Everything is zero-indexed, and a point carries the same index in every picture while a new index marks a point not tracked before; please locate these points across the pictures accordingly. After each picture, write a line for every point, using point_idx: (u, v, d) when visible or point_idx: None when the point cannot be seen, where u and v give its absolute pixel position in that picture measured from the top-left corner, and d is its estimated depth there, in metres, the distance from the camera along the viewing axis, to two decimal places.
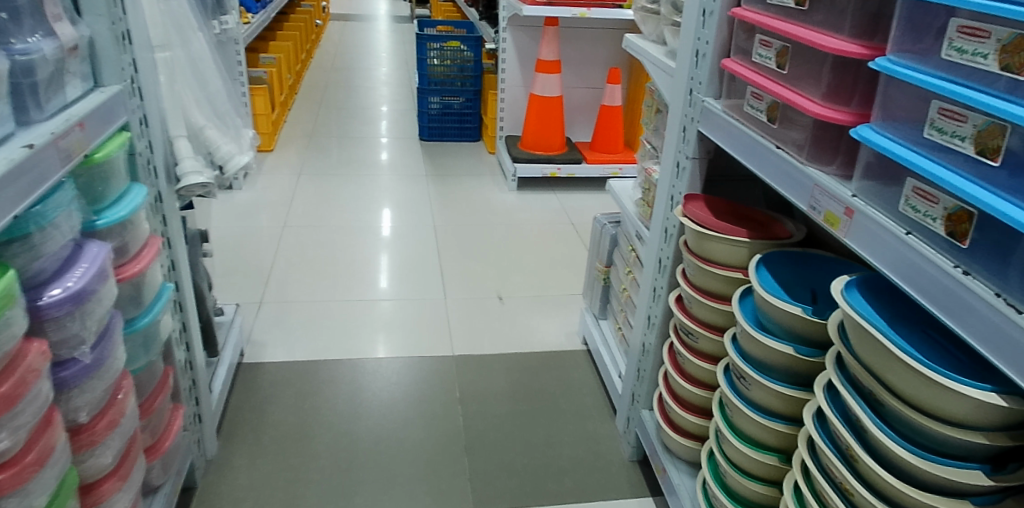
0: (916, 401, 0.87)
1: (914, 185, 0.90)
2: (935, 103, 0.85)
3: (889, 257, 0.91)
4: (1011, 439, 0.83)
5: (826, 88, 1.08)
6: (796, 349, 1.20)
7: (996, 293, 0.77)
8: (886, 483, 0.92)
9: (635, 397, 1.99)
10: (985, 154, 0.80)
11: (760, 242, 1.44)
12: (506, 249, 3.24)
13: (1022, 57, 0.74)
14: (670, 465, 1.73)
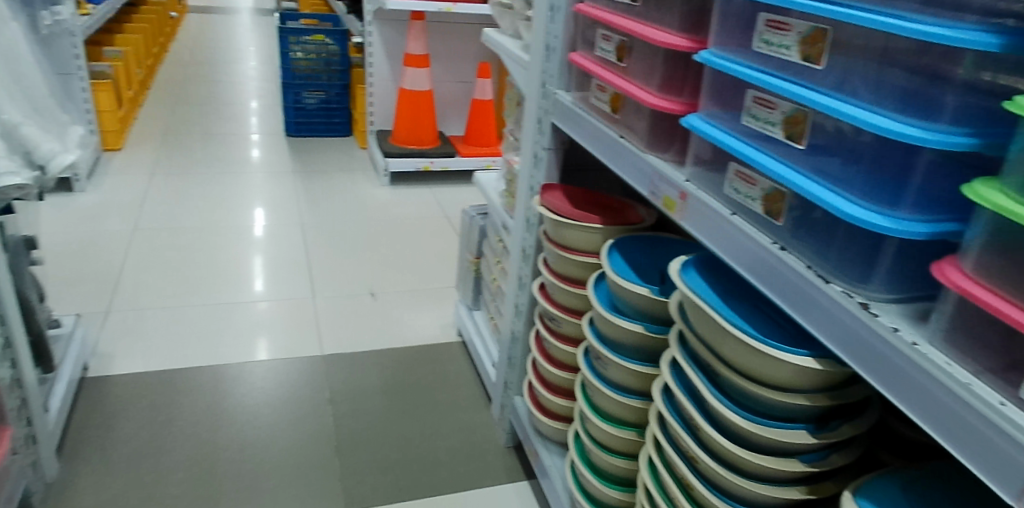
0: (747, 370, 0.94)
1: (736, 168, 0.96)
2: (751, 92, 0.91)
3: (718, 237, 0.97)
4: (830, 399, 0.91)
5: (660, 80, 1.14)
6: (646, 326, 1.27)
7: (807, 266, 0.84)
8: (726, 449, 0.98)
9: (508, 384, 2.02)
10: (793, 139, 0.86)
11: (613, 228, 1.50)
12: (379, 244, 3.20)
13: (819, 48, 0.81)
14: (542, 448, 1.77)
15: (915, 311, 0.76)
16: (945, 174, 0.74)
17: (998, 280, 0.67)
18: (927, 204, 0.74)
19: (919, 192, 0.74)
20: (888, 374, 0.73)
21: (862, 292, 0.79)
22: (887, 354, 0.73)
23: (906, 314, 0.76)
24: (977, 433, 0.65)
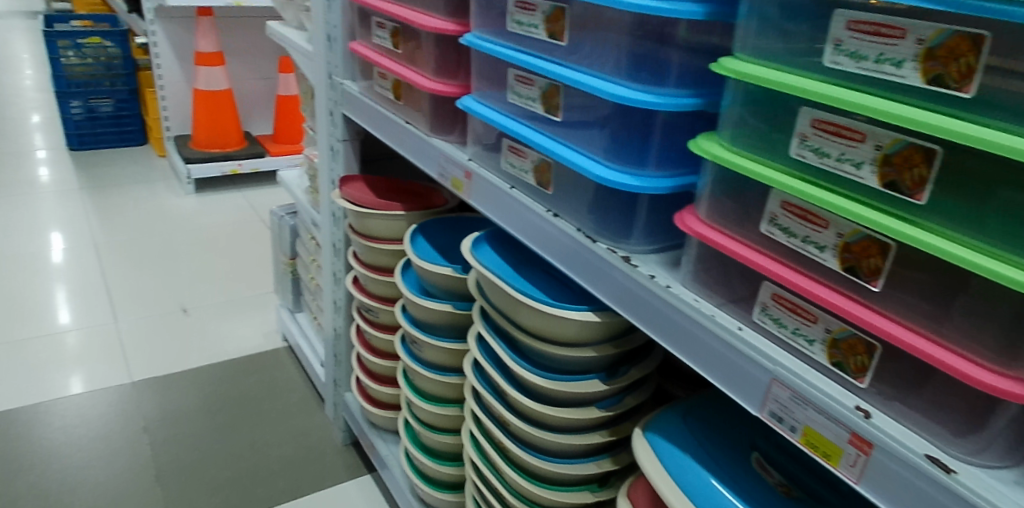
0: (539, 331, 1.01)
1: (508, 143, 1.01)
2: (512, 71, 0.97)
3: (501, 211, 1.03)
4: (615, 348, 0.99)
5: (435, 64, 1.18)
6: (454, 305, 1.30)
7: (576, 229, 0.90)
8: (531, 408, 1.05)
9: (338, 382, 1.99)
10: (551, 112, 0.92)
11: (416, 213, 1.51)
12: (188, 256, 3.01)
13: (560, 26, 0.87)
14: (377, 439, 1.77)
15: (670, 258, 0.85)
16: (679, 132, 0.84)
17: (724, 220, 0.75)
18: (669, 160, 0.84)
19: (660, 149, 0.83)
20: (653, 318, 0.81)
21: (625, 246, 0.87)
22: (627, 284, 0.84)
23: (663, 262, 0.84)
24: (724, 358, 0.73)
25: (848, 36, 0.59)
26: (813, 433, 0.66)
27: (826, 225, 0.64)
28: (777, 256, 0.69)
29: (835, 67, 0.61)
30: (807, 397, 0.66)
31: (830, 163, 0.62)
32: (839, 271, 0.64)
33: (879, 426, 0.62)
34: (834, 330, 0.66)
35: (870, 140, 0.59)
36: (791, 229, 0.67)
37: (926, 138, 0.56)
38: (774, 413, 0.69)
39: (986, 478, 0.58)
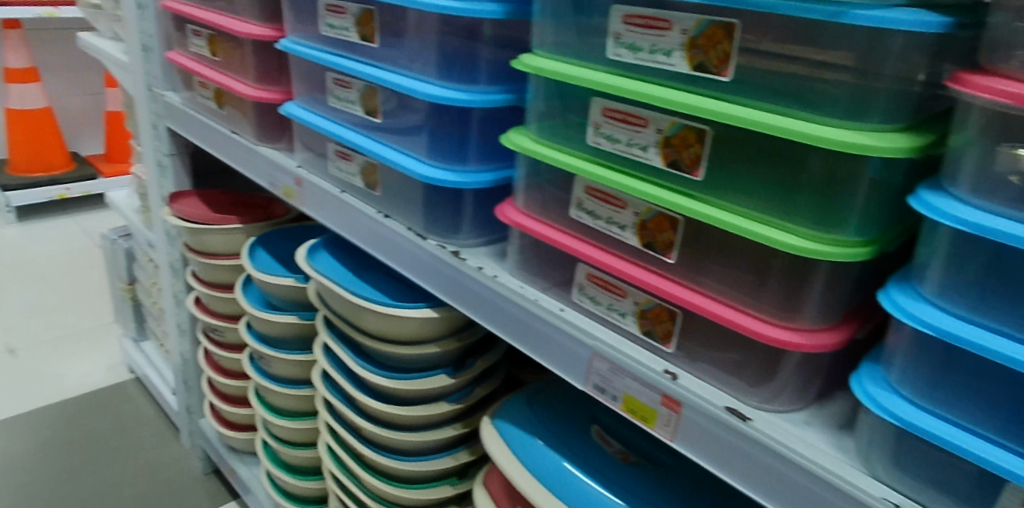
0: (382, 333, 1.01)
1: (334, 147, 1.00)
2: (331, 75, 0.97)
3: (333, 216, 1.02)
4: (458, 341, 1.01)
5: (256, 72, 1.15)
6: (299, 315, 1.27)
7: (407, 228, 0.91)
8: (382, 411, 1.05)
9: (191, 409, 1.89)
10: (371, 114, 0.93)
11: (254, 224, 1.46)
12: (13, 291, 2.75)
13: (370, 28, 0.89)
14: (238, 463, 1.70)
15: (498, 249, 0.88)
16: (494, 127, 0.87)
17: (540, 209, 0.78)
18: (489, 154, 0.88)
19: (479, 145, 0.86)
20: (485, 309, 0.84)
21: (454, 242, 0.89)
22: (459, 278, 0.86)
23: (491, 254, 0.87)
24: (551, 339, 0.77)
25: (625, 30, 0.64)
26: (632, 400, 0.71)
27: (624, 206, 0.69)
28: (588, 238, 0.74)
29: (617, 59, 0.65)
30: (623, 367, 0.71)
31: (620, 147, 0.67)
32: (639, 247, 0.70)
33: (685, 385, 0.68)
34: (641, 302, 0.71)
35: (653, 124, 0.64)
36: (596, 212, 0.72)
37: (697, 119, 0.61)
38: (598, 385, 0.74)
39: (776, 420, 0.65)
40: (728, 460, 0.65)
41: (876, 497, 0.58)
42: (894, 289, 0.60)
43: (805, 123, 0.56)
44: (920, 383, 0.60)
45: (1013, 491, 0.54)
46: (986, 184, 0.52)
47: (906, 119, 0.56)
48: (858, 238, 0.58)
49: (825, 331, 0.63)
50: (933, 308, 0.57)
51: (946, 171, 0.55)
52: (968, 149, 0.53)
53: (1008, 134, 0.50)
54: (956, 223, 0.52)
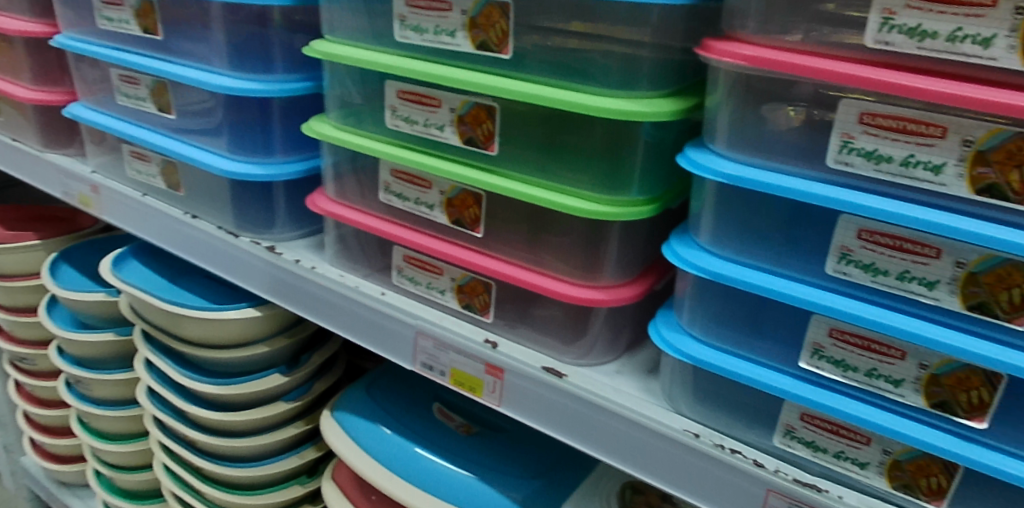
0: (206, 340, 0.97)
1: (129, 149, 0.94)
2: (115, 71, 0.91)
3: (136, 222, 0.96)
4: (288, 338, 1.00)
5: (32, 72, 1.05)
6: (117, 331, 1.19)
7: (218, 227, 0.88)
8: (215, 420, 1.01)
9: (8, 448, 1.72)
10: (164, 110, 0.88)
11: (54, 239, 1.34)
12: None
13: (152, 19, 0.84)
14: (69, 498, 1.57)
15: (316, 241, 0.88)
16: (297, 115, 0.85)
17: (354, 198, 0.79)
18: (295, 144, 0.86)
19: (283, 135, 0.84)
20: (307, 302, 0.83)
21: (269, 237, 0.87)
22: (277, 274, 0.84)
23: (309, 246, 0.87)
24: (376, 323, 0.78)
25: (409, 12, 0.66)
26: (459, 372, 0.74)
27: (429, 186, 0.72)
28: (401, 221, 0.76)
29: (405, 41, 0.67)
30: (448, 342, 0.74)
31: (419, 129, 0.70)
32: (449, 224, 0.73)
33: (504, 352, 0.72)
34: (457, 278, 0.75)
35: (445, 104, 0.67)
36: (404, 194, 0.74)
37: (485, 96, 0.65)
38: (426, 363, 0.76)
39: (590, 374, 0.71)
40: (551, 416, 0.70)
41: (680, 430, 0.66)
42: (675, 241, 0.66)
43: (585, 95, 0.60)
44: (706, 322, 0.67)
45: (790, 407, 0.63)
46: (738, 140, 0.59)
47: (670, 85, 0.62)
48: (641, 197, 0.64)
49: (621, 287, 0.69)
50: (710, 255, 0.63)
51: (705, 130, 0.62)
52: (720, 108, 0.59)
53: (751, 93, 0.57)
54: (719, 176, 0.58)
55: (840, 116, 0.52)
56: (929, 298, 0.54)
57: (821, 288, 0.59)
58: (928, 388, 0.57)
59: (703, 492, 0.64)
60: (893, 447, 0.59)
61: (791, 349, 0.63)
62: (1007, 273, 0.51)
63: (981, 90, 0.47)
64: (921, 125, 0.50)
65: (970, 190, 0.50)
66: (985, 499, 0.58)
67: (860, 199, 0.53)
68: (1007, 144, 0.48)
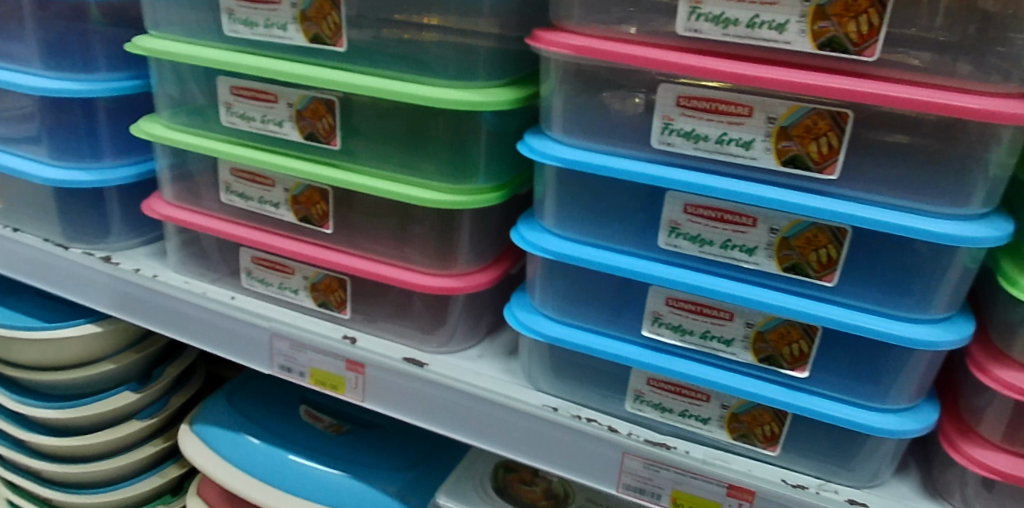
0: (44, 361, 0.91)
1: None
2: None
3: None
4: (136, 353, 0.94)
5: None
6: None
7: (44, 239, 0.82)
8: (61, 446, 0.94)
9: None
10: None
11: None
12: None
13: None
14: None
15: (158, 248, 0.84)
16: (126, 116, 0.80)
17: (196, 201, 0.77)
18: (125, 146, 0.81)
19: (112, 137, 0.79)
20: (151, 312, 0.78)
21: (104, 246, 0.82)
22: (118, 285, 0.79)
23: (151, 254, 0.83)
24: (229, 329, 0.75)
25: (236, 6, 0.65)
26: (318, 371, 0.73)
27: (272, 184, 0.71)
28: (247, 222, 0.75)
29: (236, 35, 0.66)
30: (305, 342, 0.73)
31: (256, 125, 0.69)
32: (297, 222, 0.72)
33: (362, 346, 0.72)
34: (310, 276, 0.74)
35: (282, 99, 0.66)
36: (246, 193, 0.73)
37: (323, 91, 0.64)
38: (283, 366, 0.74)
39: (450, 360, 0.72)
40: (414, 406, 0.71)
41: (539, 406, 0.69)
42: (523, 225, 0.68)
43: (423, 87, 0.61)
44: (556, 301, 0.70)
45: (638, 373, 0.67)
46: (570, 125, 0.62)
47: (506, 75, 0.64)
48: (488, 185, 0.66)
49: (475, 274, 0.70)
50: (555, 237, 0.66)
51: (542, 118, 0.64)
52: (554, 96, 0.62)
53: (580, 81, 0.60)
54: (556, 161, 0.61)
55: (660, 99, 0.56)
56: (750, 263, 0.59)
57: (656, 261, 0.63)
58: (756, 344, 0.63)
59: (564, 461, 0.68)
60: (730, 402, 0.65)
61: (634, 320, 0.67)
62: (814, 235, 0.57)
63: (779, 72, 0.52)
64: (731, 105, 0.54)
65: (777, 162, 0.55)
66: (810, 439, 0.65)
67: (683, 176, 0.57)
68: (804, 119, 0.53)
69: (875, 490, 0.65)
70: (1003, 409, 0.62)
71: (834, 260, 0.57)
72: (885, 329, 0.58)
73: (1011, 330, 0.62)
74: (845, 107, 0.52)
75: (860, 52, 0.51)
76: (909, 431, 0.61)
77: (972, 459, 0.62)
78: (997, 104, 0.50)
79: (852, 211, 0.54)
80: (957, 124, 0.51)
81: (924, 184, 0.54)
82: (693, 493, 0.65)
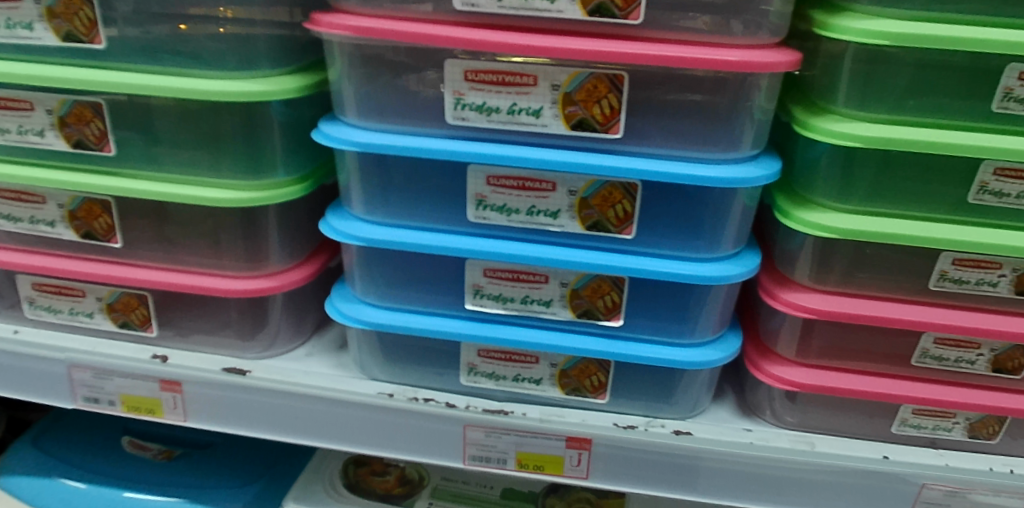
0: None
1: None
2: None
3: None
4: None
5: None
6: None
7: None
8: None
9: None
10: None
11: None
12: None
13: None
14: None
15: None
16: None
17: None
18: None
19: None
20: None
21: None
22: None
23: None
24: (18, 367, 0.68)
25: None
26: (129, 397, 0.68)
27: (43, 201, 0.65)
28: (21, 245, 0.68)
29: None
30: (109, 368, 0.67)
31: (14, 137, 0.63)
32: (79, 240, 0.67)
33: (176, 364, 0.68)
34: (104, 297, 0.68)
35: (39, 106, 0.61)
36: (13, 215, 0.66)
37: (85, 94, 0.59)
38: (88, 397, 0.68)
39: (276, 364, 0.70)
40: (244, 417, 0.68)
41: (375, 394, 0.68)
42: (331, 215, 0.67)
43: (199, 80, 0.58)
44: (376, 288, 0.69)
45: (468, 347, 0.68)
46: (365, 109, 0.61)
47: (292, 63, 0.62)
48: (288, 178, 0.64)
49: (289, 271, 0.69)
50: (365, 223, 0.65)
51: (334, 104, 0.63)
52: (343, 81, 0.60)
53: (367, 63, 0.59)
54: (354, 146, 0.60)
55: (448, 75, 0.56)
56: (556, 226, 0.62)
57: (468, 234, 0.64)
58: (572, 301, 0.66)
59: (408, 445, 0.68)
60: (558, 360, 0.68)
61: (457, 295, 0.68)
62: (609, 193, 0.60)
63: (557, 40, 0.55)
64: (516, 76, 0.55)
65: (566, 127, 0.57)
66: (634, 382, 0.70)
67: (481, 149, 0.58)
68: (585, 83, 0.55)
69: (697, 418, 0.71)
70: (794, 328, 0.69)
71: (631, 214, 0.61)
72: (682, 271, 0.62)
73: (788, 257, 0.69)
74: (620, 69, 0.55)
75: (627, 15, 0.54)
76: (717, 360, 0.67)
77: (774, 377, 0.70)
78: (750, 55, 0.55)
79: (638, 165, 0.58)
80: (720, 76, 0.56)
81: (700, 134, 0.58)
82: (537, 452, 0.68)
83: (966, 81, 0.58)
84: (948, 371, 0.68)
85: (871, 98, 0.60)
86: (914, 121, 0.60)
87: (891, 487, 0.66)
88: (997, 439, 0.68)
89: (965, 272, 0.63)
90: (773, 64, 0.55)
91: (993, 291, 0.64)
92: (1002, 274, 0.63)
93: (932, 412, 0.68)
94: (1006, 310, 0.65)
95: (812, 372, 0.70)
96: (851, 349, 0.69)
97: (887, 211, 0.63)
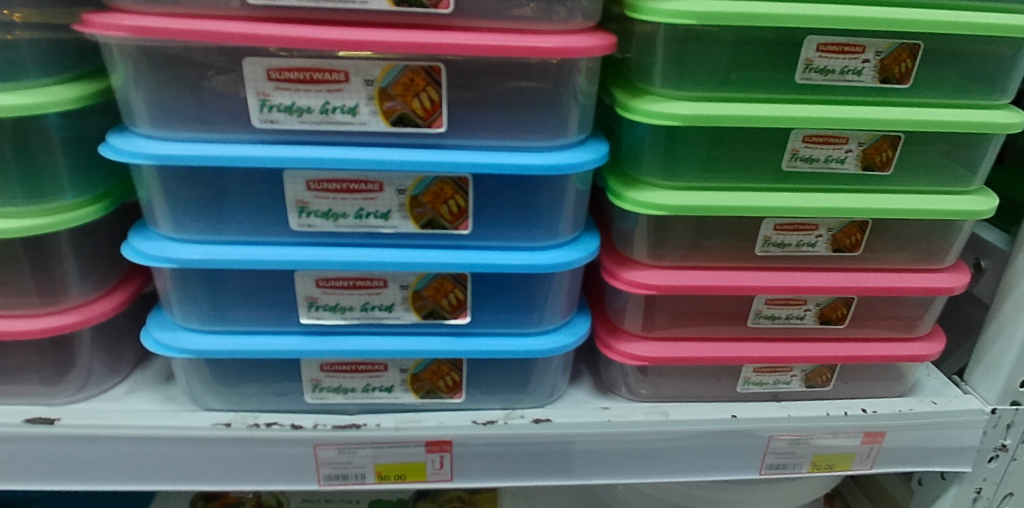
0: None
1: None
2: None
3: None
4: None
5: None
6: None
7: None
8: None
9: None
10: None
11: None
12: None
13: None
14: None
15: None
16: None
17: None
18: None
19: None
20: None
21: None
22: None
23: None
24: None
25: None
26: None
27: None
28: None
29: None
30: None
31: None
32: None
33: None
34: None
35: None
36: None
37: None
38: None
39: (90, 406, 0.63)
40: (58, 471, 0.60)
41: (208, 426, 0.62)
42: (135, 237, 0.61)
43: None
44: (198, 311, 0.63)
45: (308, 362, 0.64)
46: (159, 118, 0.55)
47: (67, 70, 0.56)
48: (78, 199, 0.58)
49: (94, 302, 0.62)
50: (174, 243, 0.59)
51: (123, 114, 0.57)
52: (129, 88, 0.54)
53: (156, 67, 0.53)
54: (149, 159, 0.54)
55: (248, 75, 0.52)
56: (388, 227, 0.59)
57: (293, 244, 0.60)
58: (416, 303, 0.63)
59: (255, 475, 0.63)
60: (407, 365, 0.65)
61: (290, 310, 0.63)
62: (439, 189, 0.58)
63: (364, 33, 0.52)
64: (325, 73, 0.52)
65: (386, 123, 0.55)
66: (488, 377, 0.68)
67: (296, 152, 0.54)
68: (400, 77, 0.53)
69: (556, 403, 0.70)
70: (637, 305, 0.70)
71: (464, 209, 0.59)
72: (521, 262, 0.61)
73: (625, 238, 0.69)
74: (435, 61, 0.53)
75: (436, 5, 0.52)
76: (566, 345, 0.67)
77: (624, 354, 0.70)
78: (563, 41, 0.54)
79: (464, 158, 0.56)
80: (537, 63, 0.55)
81: (523, 123, 0.57)
82: (395, 461, 0.65)
83: (769, 55, 0.60)
84: (781, 328, 0.71)
85: (684, 76, 0.61)
86: (725, 96, 0.62)
87: (742, 443, 0.69)
88: (830, 385, 0.73)
89: (786, 235, 0.67)
90: (588, 48, 0.55)
91: (812, 251, 0.68)
92: (819, 234, 0.67)
93: (771, 369, 0.72)
94: (826, 267, 0.69)
95: (658, 345, 0.71)
96: (691, 319, 0.71)
97: (710, 184, 0.65)
